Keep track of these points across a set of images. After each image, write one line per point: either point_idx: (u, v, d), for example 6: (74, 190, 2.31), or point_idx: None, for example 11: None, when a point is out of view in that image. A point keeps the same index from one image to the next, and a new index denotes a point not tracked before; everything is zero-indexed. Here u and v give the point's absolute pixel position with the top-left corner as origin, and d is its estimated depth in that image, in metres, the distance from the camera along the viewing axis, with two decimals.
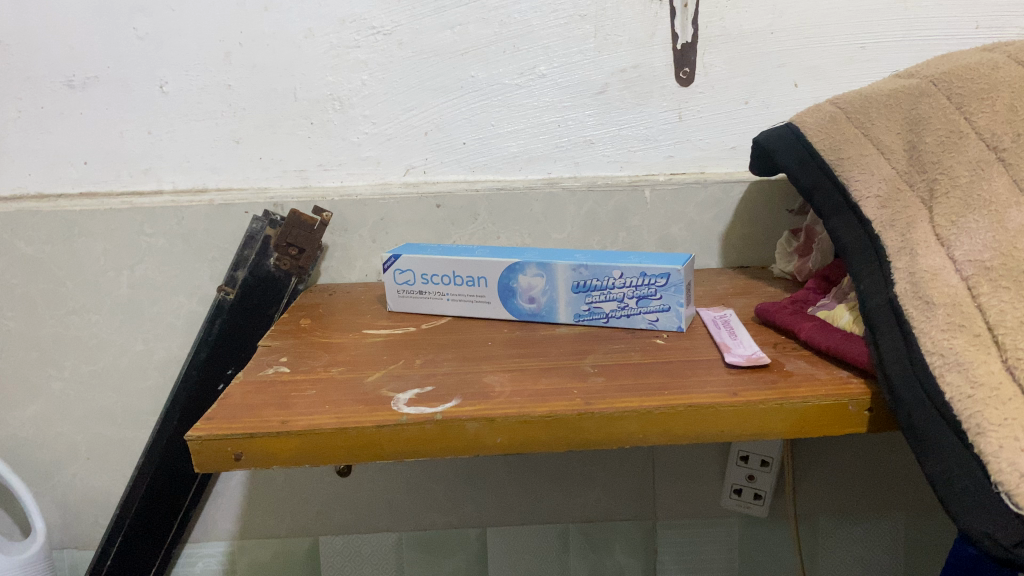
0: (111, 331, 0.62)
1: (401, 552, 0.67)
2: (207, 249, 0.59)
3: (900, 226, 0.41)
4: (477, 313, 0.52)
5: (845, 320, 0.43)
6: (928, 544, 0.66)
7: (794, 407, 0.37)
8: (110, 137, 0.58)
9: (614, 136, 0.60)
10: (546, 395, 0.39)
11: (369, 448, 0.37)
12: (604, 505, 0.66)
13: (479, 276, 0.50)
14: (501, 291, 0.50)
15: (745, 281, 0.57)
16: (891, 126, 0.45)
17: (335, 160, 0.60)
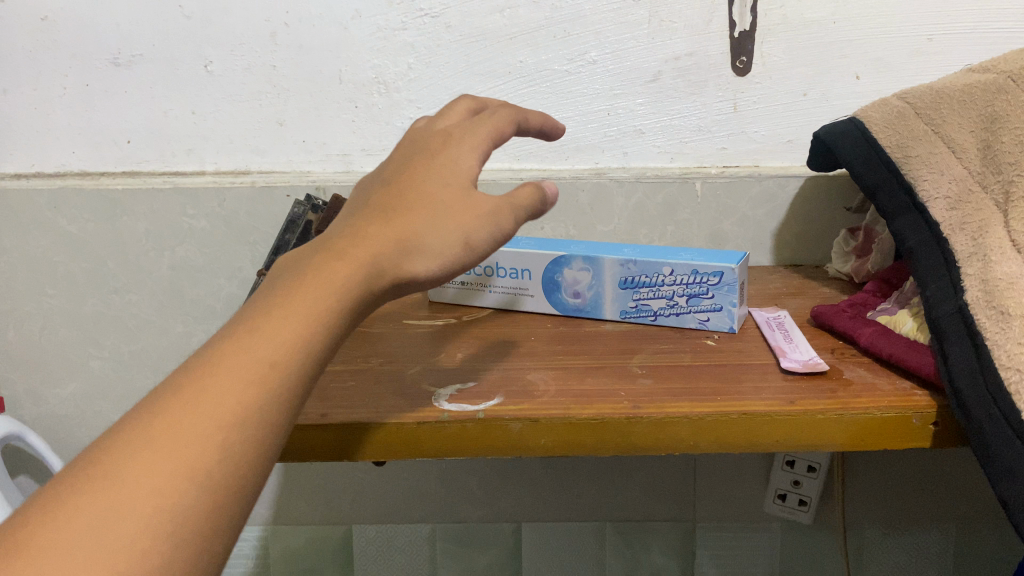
0: (151, 312, 0.62)
1: (435, 544, 0.66)
2: (249, 232, 0.59)
3: (971, 230, 0.39)
4: (520, 306, 0.51)
5: (908, 327, 0.41)
6: (981, 558, 0.63)
7: (854, 418, 0.35)
8: (155, 116, 0.58)
9: (665, 126, 0.58)
10: (591, 396, 0.37)
11: (409, 445, 0.36)
12: (642, 505, 0.64)
13: (523, 268, 0.49)
14: (546, 284, 0.49)
15: (799, 280, 0.55)
16: (965, 124, 0.42)
17: (379, 145, 0.59)
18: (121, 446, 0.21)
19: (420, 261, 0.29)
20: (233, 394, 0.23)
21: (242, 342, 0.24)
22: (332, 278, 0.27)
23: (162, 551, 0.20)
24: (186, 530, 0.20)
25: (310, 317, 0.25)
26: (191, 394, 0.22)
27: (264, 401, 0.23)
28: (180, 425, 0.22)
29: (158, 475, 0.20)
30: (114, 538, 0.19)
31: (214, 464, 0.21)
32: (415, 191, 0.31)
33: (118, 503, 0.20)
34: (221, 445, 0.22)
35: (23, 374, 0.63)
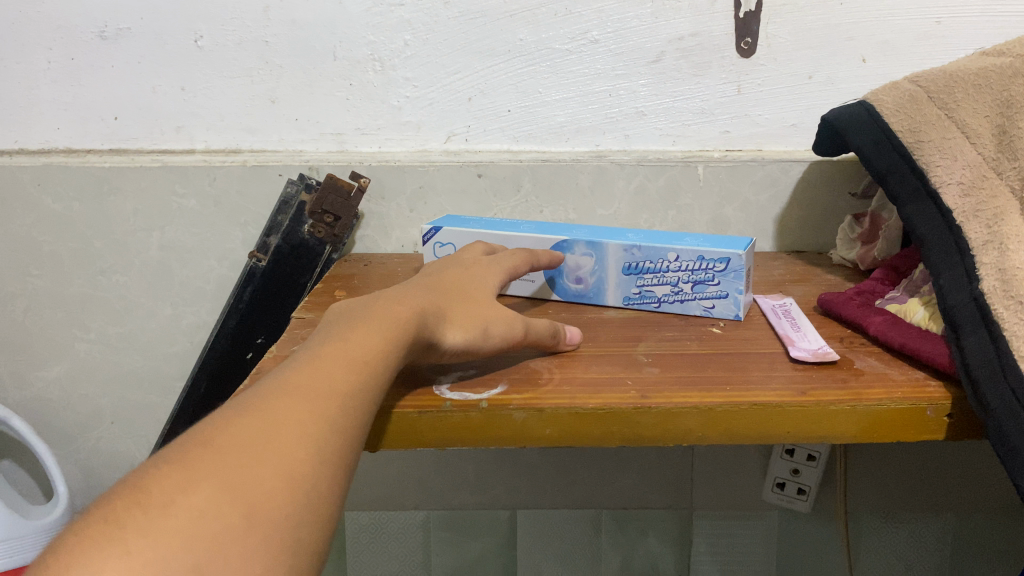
0: (139, 294, 0.60)
1: (428, 531, 0.65)
2: (240, 213, 0.57)
3: (986, 218, 0.38)
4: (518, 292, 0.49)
5: (919, 316, 0.40)
6: (977, 547, 0.63)
7: (868, 409, 0.34)
8: (143, 92, 0.56)
9: (667, 108, 0.57)
10: (597, 385, 0.36)
11: (409, 435, 0.35)
12: (638, 492, 0.64)
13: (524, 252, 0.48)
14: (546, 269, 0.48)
15: (803, 267, 0.54)
16: (979, 109, 0.41)
17: (373, 124, 0.57)
18: (265, 397, 0.26)
19: (451, 331, 0.35)
20: (339, 374, 0.28)
21: (339, 343, 0.30)
22: (397, 310, 0.33)
23: (314, 465, 0.24)
24: (329, 456, 0.25)
25: (388, 331, 0.31)
26: (309, 370, 0.27)
27: (363, 383, 0.28)
28: (307, 388, 0.26)
29: (301, 414, 0.25)
30: (279, 447, 0.23)
31: (339, 417, 0.26)
32: (452, 285, 0.38)
33: (275, 427, 0.24)
34: (340, 405, 0.27)
35: (7, 356, 0.61)
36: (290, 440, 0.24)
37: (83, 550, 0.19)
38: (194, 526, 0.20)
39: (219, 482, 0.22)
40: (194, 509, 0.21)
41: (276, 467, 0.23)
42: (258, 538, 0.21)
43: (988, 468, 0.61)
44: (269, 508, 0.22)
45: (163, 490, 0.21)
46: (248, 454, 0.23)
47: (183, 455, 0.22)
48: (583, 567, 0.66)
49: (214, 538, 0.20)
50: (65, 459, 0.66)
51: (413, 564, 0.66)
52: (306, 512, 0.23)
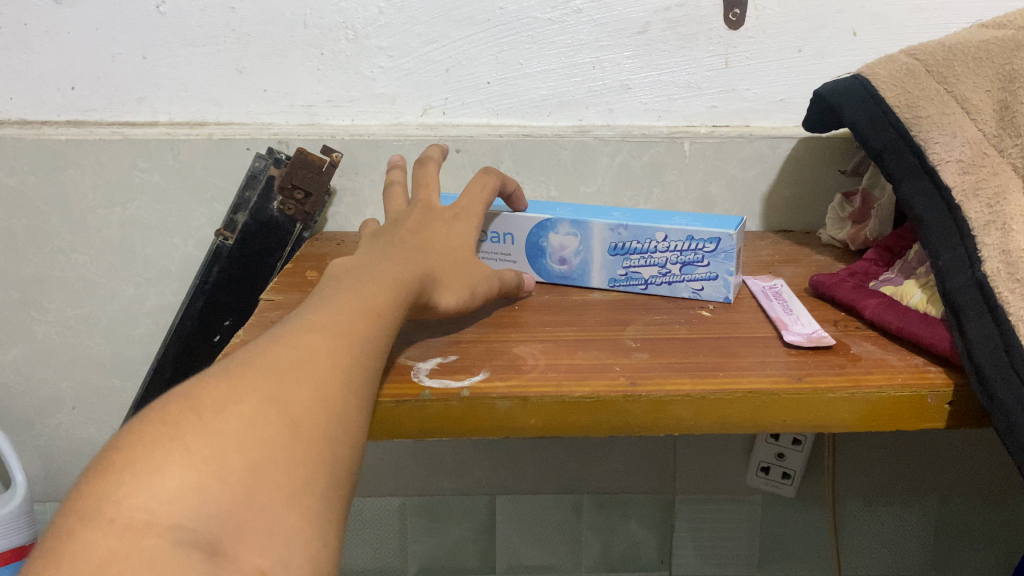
0: (100, 274, 0.57)
1: (404, 518, 0.63)
2: (205, 188, 0.55)
3: (986, 196, 0.37)
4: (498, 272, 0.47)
5: (917, 299, 0.38)
6: (959, 529, 0.63)
7: (866, 397, 0.32)
8: (101, 60, 0.53)
9: (653, 81, 0.55)
10: (584, 371, 0.34)
11: (386, 425, 0.33)
12: (620, 477, 0.62)
13: (506, 231, 0.45)
14: (529, 250, 0.46)
15: (791, 247, 0.53)
16: (980, 83, 0.40)
17: (346, 96, 0.55)
18: (294, 328, 0.27)
19: (445, 298, 0.36)
20: (359, 314, 0.29)
21: (355, 286, 0.31)
22: (402, 270, 0.33)
23: (342, 389, 0.25)
24: (355, 381, 0.26)
25: (396, 286, 0.32)
26: (330, 309, 0.29)
27: (382, 323, 0.30)
28: (330, 325, 0.28)
29: (329, 344, 0.27)
30: (312, 375, 0.25)
31: (361, 352, 0.28)
32: (441, 221, 0.39)
33: (306, 357, 0.26)
34: (362, 340, 0.28)
35: None
36: (322, 367, 0.26)
37: (143, 446, 0.20)
38: (242, 434, 0.22)
39: (262, 399, 0.23)
40: (244, 417, 0.22)
41: (310, 391, 0.24)
42: (300, 445, 0.23)
43: (969, 450, 0.61)
44: (307, 425, 0.23)
45: (214, 400, 0.23)
46: (283, 378, 0.24)
47: (227, 374, 0.24)
48: (564, 552, 0.64)
49: (262, 446, 0.22)
50: (24, 445, 0.63)
51: (390, 552, 0.65)
52: (338, 430, 0.24)
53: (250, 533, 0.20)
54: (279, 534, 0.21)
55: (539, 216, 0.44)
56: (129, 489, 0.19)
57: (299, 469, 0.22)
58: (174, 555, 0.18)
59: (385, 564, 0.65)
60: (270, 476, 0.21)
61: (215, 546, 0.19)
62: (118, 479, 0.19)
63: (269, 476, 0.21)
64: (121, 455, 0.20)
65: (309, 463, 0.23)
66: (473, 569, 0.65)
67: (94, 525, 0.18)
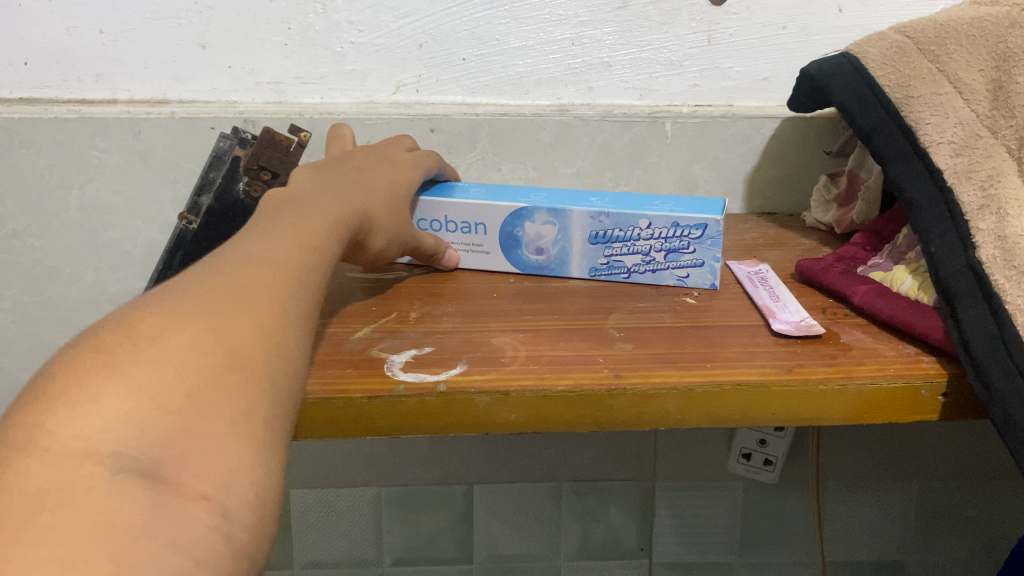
0: (58, 259, 0.54)
1: (380, 509, 0.62)
2: (168, 169, 0.52)
3: (980, 179, 0.35)
4: (473, 262, 0.46)
5: (907, 286, 0.37)
6: (937, 512, 0.64)
7: (859, 389, 0.31)
8: (56, 35, 0.50)
9: (634, 59, 0.53)
10: (566, 364, 0.33)
11: (357, 422, 0.31)
12: (600, 464, 0.61)
13: (478, 222, 0.44)
14: (503, 240, 0.44)
15: (775, 230, 0.52)
16: (972, 62, 0.39)
17: (315, 73, 0.52)
18: (230, 262, 0.26)
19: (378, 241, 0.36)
20: (293, 250, 0.28)
21: (293, 219, 0.30)
22: (344, 203, 0.33)
23: (282, 320, 0.25)
24: (294, 314, 0.26)
25: (336, 218, 0.32)
26: (267, 243, 0.28)
27: (317, 258, 0.29)
28: (264, 257, 0.27)
29: (268, 277, 0.26)
30: (249, 301, 0.24)
31: (299, 284, 0.27)
32: (379, 168, 0.39)
33: (243, 286, 0.25)
34: (298, 274, 0.27)
35: None
36: (261, 298, 0.25)
37: (76, 374, 0.19)
38: (181, 362, 0.21)
39: (200, 325, 0.22)
40: (183, 345, 0.21)
41: (247, 320, 0.23)
42: (241, 375, 0.22)
43: (948, 434, 0.61)
44: (247, 352, 0.23)
45: (150, 326, 0.21)
46: (218, 307, 0.23)
47: (163, 300, 0.23)
48: (543, 541, 0.63)
49: (202, 376, 0.21)
50: None
51: (364, 543, 0.63)
52: (279, 362, 0.24)
53: (194, 461, 0.19)
54: (227, 459, 0.20)
55: (514, 205, 0.42)
56: (61, 417, 0.18)
57: (242, 399, 0.21)
58: (114, 483, 0.17)
59: (360, 556, 0.63)
60: (212, 401, 0.20)
61: (158, 474, 0.18)
62: (48, 408, 0.18)
63: (213, 406, 0.20)
64: (52, 382, 0.19)
65: (253, 393, 0.22)
66: (450, 558, 0.64)
67: (28, 455, 0.17)
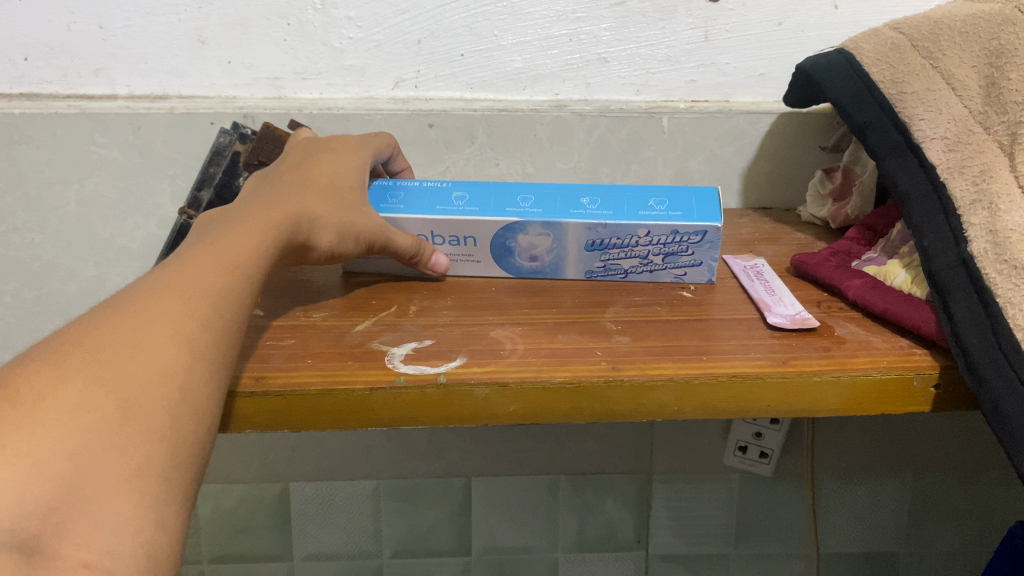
0: (57, 254, 0.54)
1: (378, 502, 0.62)
2: (167, 164, 0.52)
3: (972, 174, 0.36)
4: (459, 270, 0.44)
5: (901, 280, 0.38)
6: (930, 503, 0.64)
7: (852, 380, 0.32)
8: (55, 30, 0.50)
9: (631, 54, 0.53)
10: (564, 356, 0.33)
11: (358, 414, 0.31)
12: (597, 457, 0.62)
13: (467, 235, 0.42)
14: (496, 250, 0.42)
15: (770, 224, 0.52)
16: (965, 58, 0.39)
17: (314, 68, 0.53)
18: (133, 299, 0.26)
19: (326, 239, 0.36)
20: (209, 279, 0.28)
21: (210, 247, 0.30)
22: (278, 219, 0.33)
23: (185, 359, 0.25)
24: (201, 349, 0.26)
25: (261, 232, 0.32)
26: (177, 273, 0.28)
27: (236, 283, 0.29)
28: (171, 288, 0.27)
29: (172, 310, 0.26)
30: (148, 344, 0.24)
31: (209, 317, 0.27)
32: (319, 171, 0.38)
33: (144, 326, 0.25)
34: (210, 305, 0.27)
35: None
36: (163, 337, 0.25)
37: None
38: (67, 422, 0.21)
39: (89, 378, 0.22)
40: (68, 403, 0.21)
41: (145, 368, 0.24)
42: (134, 426, 0.22)
43: (940, 426, 0.62)
44: (143, 399, 0.23)
45: (36, 384, 0.21)
46: (113, 358, 0.23)
47: (53, 353, 0.23)
48: (540, 533, 0.64)
49: (90, 435, 0.21)
50: None
51: (364, 536, 0.63)
52: (181, 403, 0.24)
53: (76, 529, 0.20)
54: (113, 519, 0.20)
55: (506, 219, 0.41)
56: None
57: (134, 453, 0.22)
58: None
59: (359, 548, 0.64)
60: (99, 461, 0.21)
61: (34, 546, 0.19)
62: None
63: (99, 465, 0.21)
64: None
65: (147, 443, 0.22)
66: (448, 551, 0.64)
67: None
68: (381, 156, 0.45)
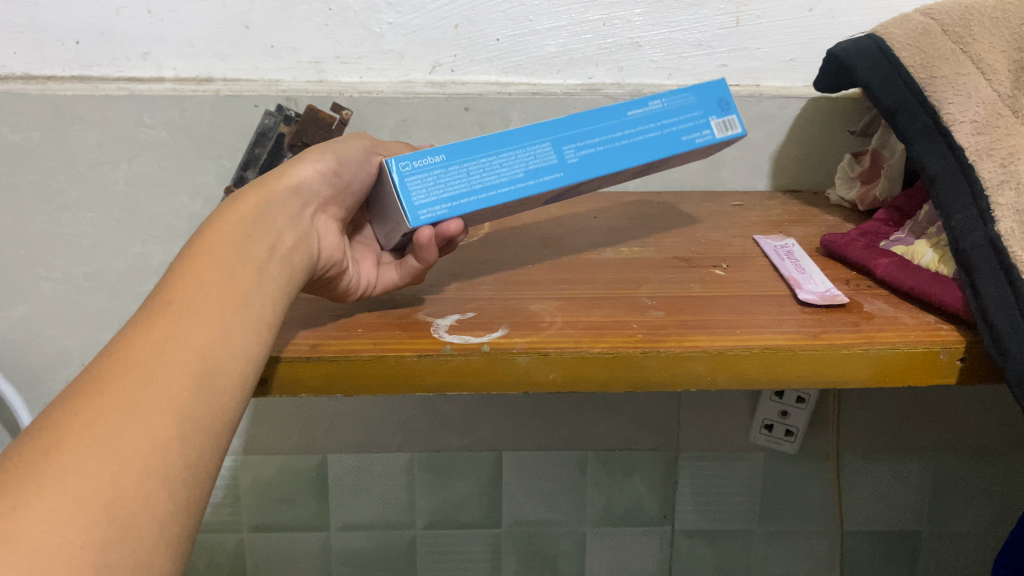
0: (106, 231, 0.56)
1: (412, 474, 0.64)
2: (212, 145, 0.54)
3: (1000, 156, 0.37)
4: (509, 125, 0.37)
5: (928, 258, 0.39)
6: (951, 483, 0.66)
7: (880, 353, 0.33)
8: (106, 14, 0.52)
9: (664, 39, 0.54)
10: (601, 329, 0.35)
11: (407, 379, 0.33)
12: (624, 434, 0.63)
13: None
14: None
15: (799, 207, 0.53)
16: (996, 43, 0.40)
17: (354, 53, 0.54)
18: (64, 409, 0.23)
19: (306, 163, 0.35)
20: (170, 330, 0.26)
21: (159, 306, 0.27)
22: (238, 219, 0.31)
23: (118, 469, 0.22)
24: (142, 450, 0.23)
25: (214, 264, 0.29)
26: (117, 357, 0.25)
27: (202, 329, 0.27)
28: (107, 382, 0.24)
29: (102, 410, 0.23)
30: (72, 468, 0.22)
31: (173, 375, 0.25)
32: None
33: (68, 446, 0.22)
34: (176, 362, 0.25)
35: None
36: (92, 454, 0.22)
37: None
38: None
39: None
40: None
41: (96, 456, 0.22)
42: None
43: (960, 405, 0.63)
44: (61, 542, 0.20)
45: None
46: (65, 450, 0.22)
47: None
48: (568, 508, 0.66)
49: None
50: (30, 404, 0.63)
51: (397, 507, 0.65)
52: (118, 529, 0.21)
53: None
54: None
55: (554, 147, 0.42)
56: None
57: None
58: None
59: (392, 519, 0.66)
60: None
61: None
62: None
63: None
64: None
65: None
66: (478, 523, 0.66)
67: None
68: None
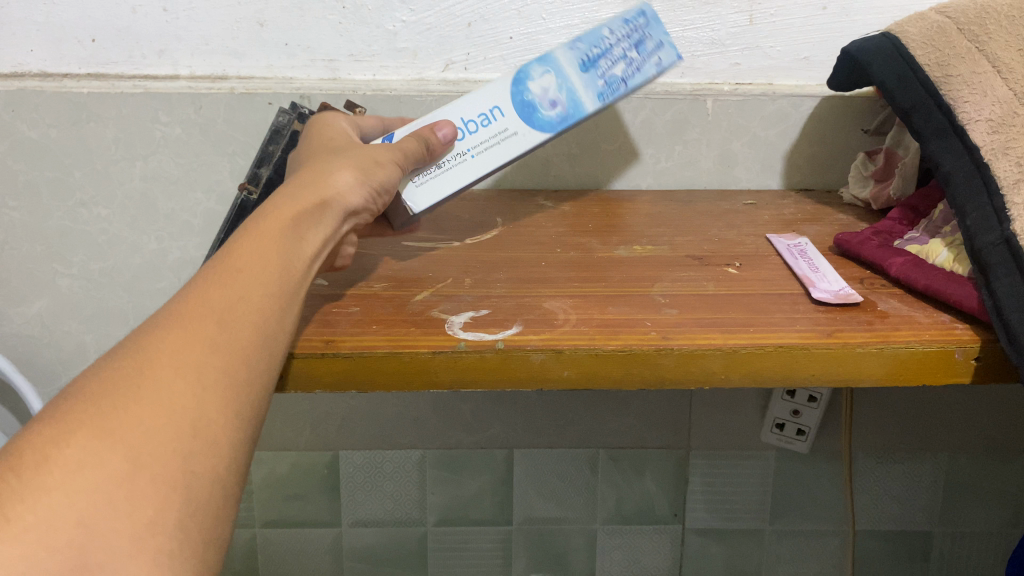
0: (122, 227, 0.57)
1: (424, 470, 0.64)
2: (227, 142, 0.54)
3: (1016, 155, 0.37)
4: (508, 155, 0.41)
5: (942, 258, 0.39)
6: (963, 483, 0.66)
7: (895, 352, 0.33)
8: (122, 13, 0.52)
9: (677, 37, 0.54)
10: (616, 326, 0.35)
11: (422, 376, 0.33)
12: (635, 432, 0.63)
13: (491, 106, 0.41)
14: (520, 107, 0.41)
15: (813, 205, 0.53)
16: (1010, 42, 0.40)
17: (368, 50, 0.54)
18: (152, 330, 0.25)
19: (351, 185, 0.35)
20: (245, 279, 0.28)
21: (235, 252, 0.29)
22: (287, 210, 0.32)
23: (200, 395, 0.24)
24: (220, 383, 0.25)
25: (284, 225, 0.31)
26: (200, 291, 0.27)
27: (249, 304, 0.27)
28: (191, 312, 0.26)
29: (187, 338, 0.25)
30: (163, 383, 0.24)
31: (244, 321, 0.27)
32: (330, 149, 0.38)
33: (158, 363, 0.24)
34: (247, 313, 0.27)
35: None
36: (178, 375, 0.24)
37: None
38: (76, 478, 0.21)
39: (103, 427, 0.22)
40: (73, 462, 0.21)
41: (155, 413, 0.23)
42: (148, 477, 0.22)
43: (975, 405, 0.63)
44: (158, 444, 0.22)
45: (43, 443, 0.21)
46: (157, 368, 0.24)
47: (67, 408, 0.22)
48: (578, 506, 0.66)
49: (97, 492, 0.21)
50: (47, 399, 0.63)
51: (409, 503, 0.66)
52: (201, 449, 0.23)
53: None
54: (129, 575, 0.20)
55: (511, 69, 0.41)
56: None
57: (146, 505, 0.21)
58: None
59: (404, 516, 0.66)
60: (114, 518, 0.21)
61: None
62: None
63: (107, 522, 0.21)
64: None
65: (163, 495, 0.22)
66: (489, 520, 0.66)
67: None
68: (373, 133, 0.44)
